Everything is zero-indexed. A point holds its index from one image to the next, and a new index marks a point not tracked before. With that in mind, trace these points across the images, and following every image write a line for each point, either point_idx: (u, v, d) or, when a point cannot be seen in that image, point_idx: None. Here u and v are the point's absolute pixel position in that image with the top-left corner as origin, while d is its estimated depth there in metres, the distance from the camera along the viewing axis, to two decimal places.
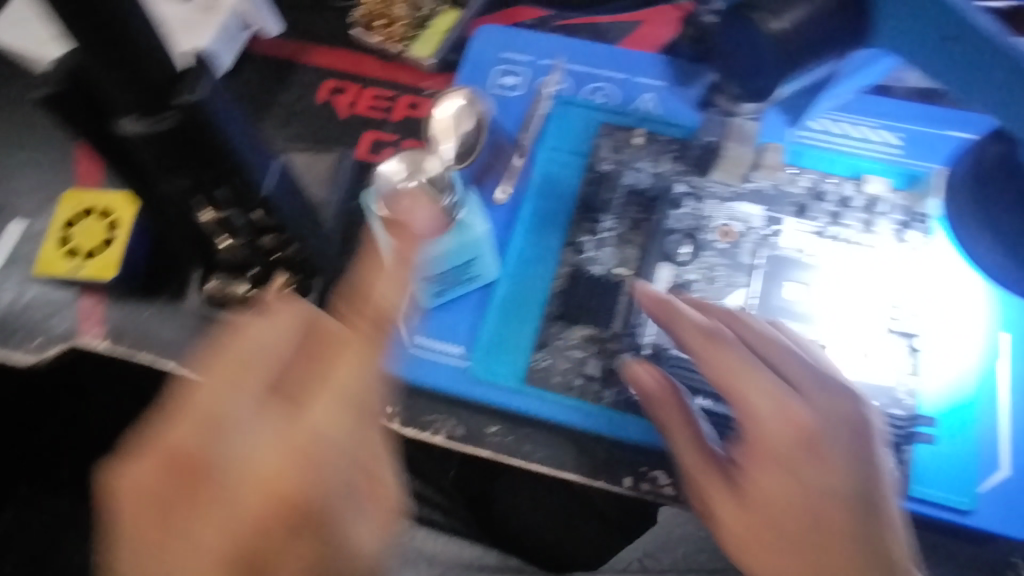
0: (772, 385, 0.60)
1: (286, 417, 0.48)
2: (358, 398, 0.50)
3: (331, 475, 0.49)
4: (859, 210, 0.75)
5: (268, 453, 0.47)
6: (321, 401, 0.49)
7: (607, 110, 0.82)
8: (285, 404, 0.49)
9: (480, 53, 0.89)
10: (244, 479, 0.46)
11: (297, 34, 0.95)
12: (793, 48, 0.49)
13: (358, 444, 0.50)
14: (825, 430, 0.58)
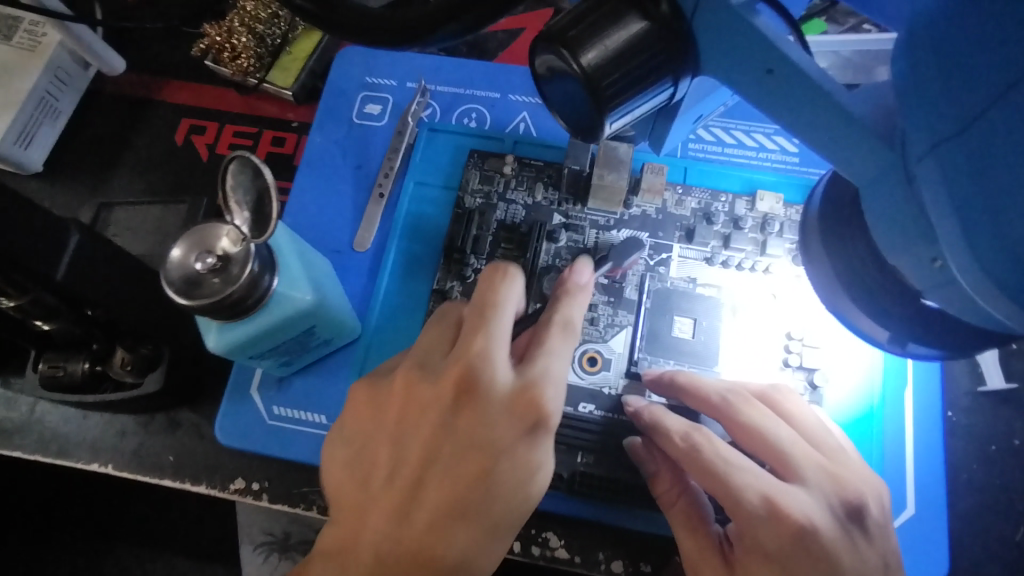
0: (759, 482, 0.50)
1: (447, 429, 0.46)
2: (530, 402, 0.46)
3: (476, 471, 0.45)
4: (747, 237, 0.68)
5: (415, 388, 0.48)
6: (463, 421, 0.46)
7: (477, 135, 0.75)
8: (432, 419, 0.46)
9: (339, 79, 0.80)
10: (414, 499, 0.45)
11: (148, 66, 0.87)
12: (603, 87, 0.42)
13: (517, 442, 0.46)
14: (818, 527, 0.49)
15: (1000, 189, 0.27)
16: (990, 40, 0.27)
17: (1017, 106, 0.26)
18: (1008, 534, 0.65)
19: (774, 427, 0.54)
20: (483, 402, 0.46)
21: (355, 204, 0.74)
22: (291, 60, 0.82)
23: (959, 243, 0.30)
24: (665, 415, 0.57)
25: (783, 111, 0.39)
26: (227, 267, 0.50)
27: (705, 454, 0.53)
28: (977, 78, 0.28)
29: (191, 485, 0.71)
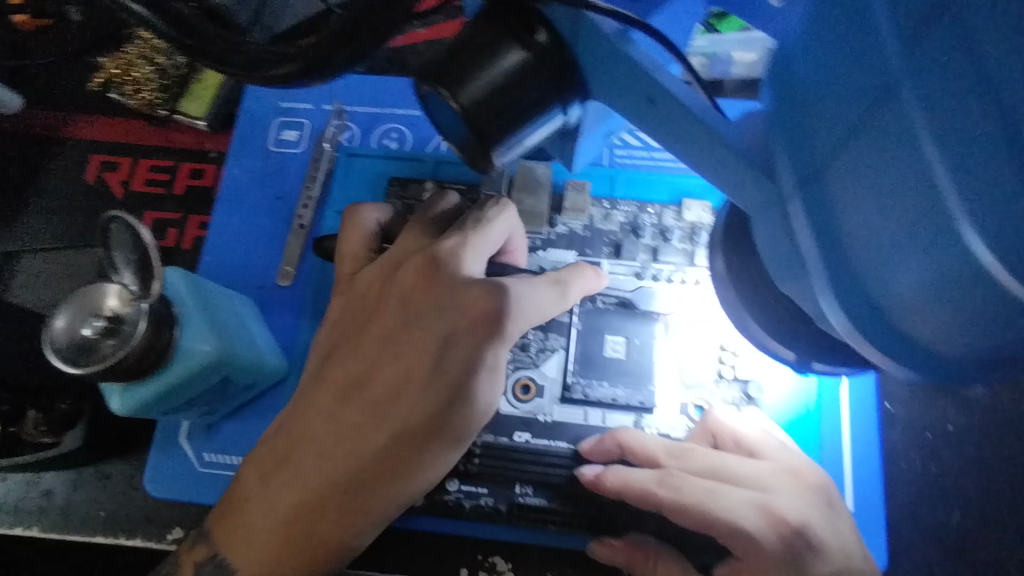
0: (744, 500, 0.52)
1: (416, 316, 0.49)
2: (487, 300, 0.47)
3: (426, 365, 0.47)
4: (674, 247, 0.67)
5: (391, 302, 0.50)
6: (420, 308, 0.49)
7: (396, 159, 0.73)
8: (402, 306, 0.50)
9: (253, 106, 0.77)
10: (366, 377, 0.48)
11: (50, 102, 0.82)
12: (485, 123, 0.40)
13: (460, 338, 0.47)
14: (810, 524, 0.52)
15: (854, 228, 0.27)
16: (834, 81, 0.27)
17: (860, 151, 0.25)
18: (945, 520, 0.67)
19: (729, 459, 0.55)
20: (435, 293, 0.49)
21: (274, 237, 0.71)
22: (203, 89, 0.79)
23: (824, 285, 0.29)
24: (630, 470, 0.55)
25: (672, 140, 0.39)
26: (120, 327, 0.47)
27: (685, 492, 0.52)
28: (830, 118, 0.27)
29: (125, 540, 0.67)
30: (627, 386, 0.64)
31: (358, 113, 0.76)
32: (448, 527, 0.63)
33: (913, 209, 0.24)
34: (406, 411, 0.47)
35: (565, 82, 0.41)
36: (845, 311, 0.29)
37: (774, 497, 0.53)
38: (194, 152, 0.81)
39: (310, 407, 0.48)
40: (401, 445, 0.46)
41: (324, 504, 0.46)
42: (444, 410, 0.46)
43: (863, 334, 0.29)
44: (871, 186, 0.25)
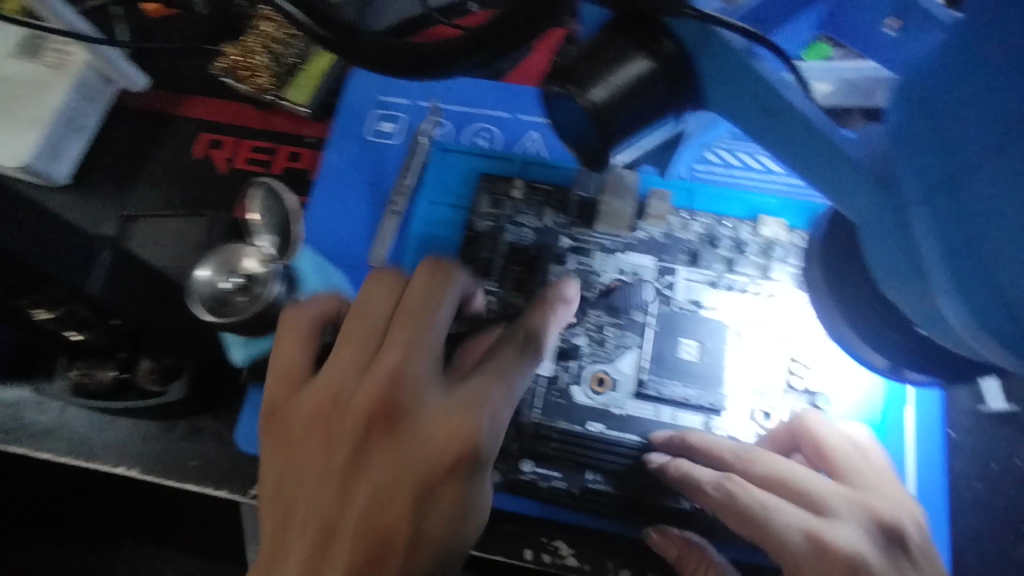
0: (799, 519, 0.52)
1: (422, 446, 0.46)
2: (453, 441, 0.45)
3: (426, 490, 0.45)
4: (749, 259, 0.69)
5: (353, 355, 0.50)
6: (454, 378, 0.49)
7: (486, 156, 0.77)
8: (430, 398, 0.47)
9: (353, 97, 0.82)
10: (397, 482, 0.45)
11: (168, 83, 0.89)
12: (609, 120, 0.44)
13: (420, 431, 0.46)
14: (867, 553, 0.50)
15: (985, 237, 0.29)
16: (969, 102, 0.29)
17: (986, 168, 0.29)
18: (1003, 549, 0.68)
19: (796, 467, 0.56)
20: (428, 399, 0.47)
21: (369, 221, 0.76)
22: (306, 78, 0.85)
23: (949, 290, 0.32)
24: (693, 466, 0.58)
25: (785, 150, 0.41)
26: (251, 284, 0.52)
27: (739, 500, 0.54)
28: (959, 138, 0.30)
29: (211, 491, 0.72)
30: (696, 386, 0.67)
31: (452, 112, 0.81)
32: (515, 506, 0.66)
33: None
34: (431, 481, 0.45)
35: (684, 90, 0.44)
36: (968, 314, 0.31)
37: (831, 525, 0.52)
38: (294, 137, 0.87)
39: (325, 489, 0.46)
40: (417, 522, 0.45)
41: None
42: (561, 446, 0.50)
43: (988, 335, 0.31)
44: (1007, 198, 0.28)
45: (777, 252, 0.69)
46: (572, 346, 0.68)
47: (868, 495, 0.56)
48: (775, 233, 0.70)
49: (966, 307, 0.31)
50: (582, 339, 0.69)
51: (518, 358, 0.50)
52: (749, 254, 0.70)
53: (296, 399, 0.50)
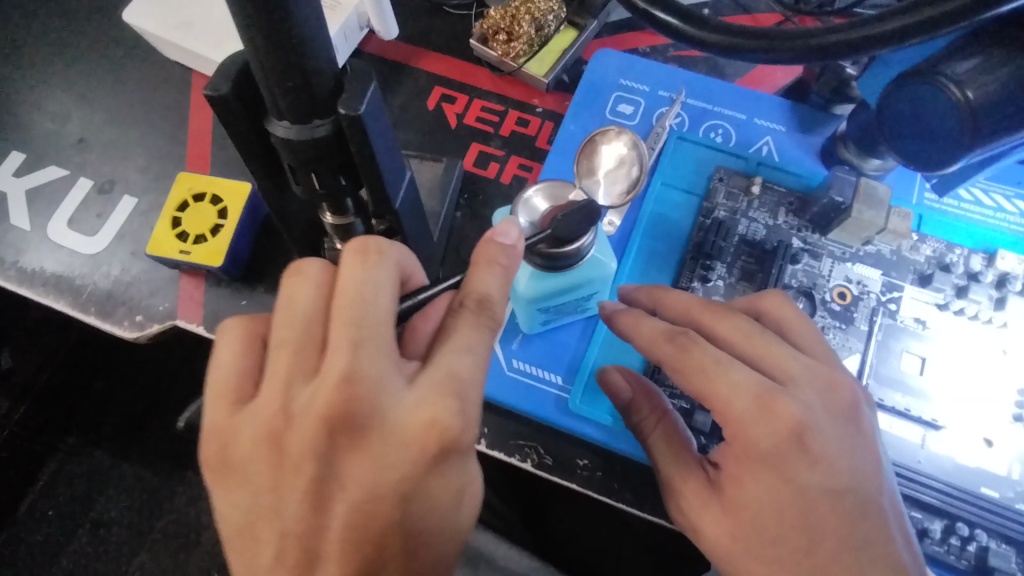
0: (752, 381, 0.53)
1: (404, 398, 0.43)
2: (441, 417, 0.43)
3: (443, 450, 0.43)
4: (983, 288, 0.71)
5: (734, 393, 0.53)
6: (694, 362, 0.55)
7: (723, 151, 0.80)
8: (371, 355, 0.43)
9: (596, 77, 0.87)
10: (365, 488, 0.42)
11: (412, 38, 0.96)
12: (980, 119, 0.47)
13: (428, 386, 0.44)
14: (813, 430, 0.52)
15: None
16: None
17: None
18: None
19: (755, 346, 0.57)
20: (381, 370, 0.43)
21: None
22: (548, 52, 0.90)
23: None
24: (781, 353, 0.56)
25: None
26: None
27: (692, 354, 0.55)
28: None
29: None
30: (919, 400, 0.68)
31: (689, 103, 0.85)
32: None
33: None
34: (781, 462, 0.52)
35: None
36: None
37: (789, 394, 0.53)
38: (523, 104, 0.92)
39: (321, 420, 0.42)
40: (742, 500, 0.54)
41: (356, 538, 0.42)
42: (694, 358, 0.55)
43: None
44: None
45: (1015, 286, 0.71)
46: None
47: (843, 398, 0.55)
48: (1013, 266, 0.71)
49: None
50: None
51: (749, 375, 0.54)
52: (984, 283, 0.71)
53: (219, 380, 0.47)
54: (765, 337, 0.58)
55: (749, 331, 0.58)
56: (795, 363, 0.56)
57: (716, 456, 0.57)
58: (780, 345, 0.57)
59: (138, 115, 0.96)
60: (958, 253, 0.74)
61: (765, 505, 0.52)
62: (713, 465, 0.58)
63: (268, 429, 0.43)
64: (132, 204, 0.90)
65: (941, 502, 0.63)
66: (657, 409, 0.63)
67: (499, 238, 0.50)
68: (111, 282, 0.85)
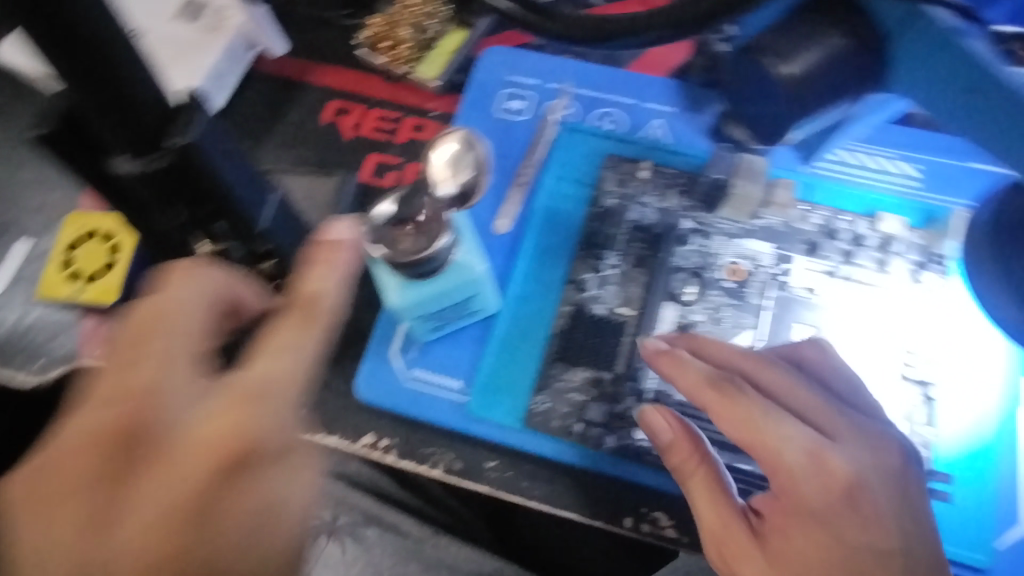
0: (804, 436, 0.56)
1: (168, 396, 0.45)
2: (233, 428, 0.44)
3: (242, 457, 0.43)
4: (865, 252, 0.72)
5: (785, 448, 0.56)
6: (727, 410, 0.57)
7: (612, 138, 0.80)
8: (156, 361, 0.45)
9: (484, 75, 0.86)
10: (166, 500, 0.42)
11: (304, 53, 0.94)
12: (804, 92, 0.48)
13: (231, 393, 0.45)
14: (866, 484, 0.56)
15: None
16: None
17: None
18: None
19: (779, 378, 0.60)
20: (181, 385, 0.45)
21: (494, 189, 0.79)
22: (438, 53, 0.90)
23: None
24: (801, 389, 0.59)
25: (978, 122, 0.46)
26: (431, 229, 0.57)
27: (738, 398, 0.57)
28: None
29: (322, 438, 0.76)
30: None
31: (576, 91, 0.84)
32: (627, 473, 0.69)
33: None
34: (830, 517, 0.56)
35: (870, 69, 0.48)
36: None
37: (839, 449, 0.57)
38: (420, 110, 0.91)
39: (101, 435, 0.43)
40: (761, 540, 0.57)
41: (154, 557, 0.41)
42: (741, 410, 0.57)
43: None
44: None
45: (896, 247, 0.72)
46: (691, 322, 0.70)
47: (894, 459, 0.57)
48: (894, 228, 0.73)
49: None
50: (699, 315, 0.71)
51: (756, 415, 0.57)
52: (868, 247, 0.72)
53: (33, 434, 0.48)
54: (774, 369, 0.61)
55: (762, 364, 0.61)
56: (813, 400, 0.59)
57: (761, 506, 0.58)
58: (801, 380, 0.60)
59: (28, 156, 0.93)
60: (843, 220, 0.74)
61: (803, 550, 0.56)
62: (755, 513, 0.59)
63: (45, 463, 0.43)
64: (27, 247, 0.88)
65: None
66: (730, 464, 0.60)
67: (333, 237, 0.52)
68: (9, 328, 0.83)
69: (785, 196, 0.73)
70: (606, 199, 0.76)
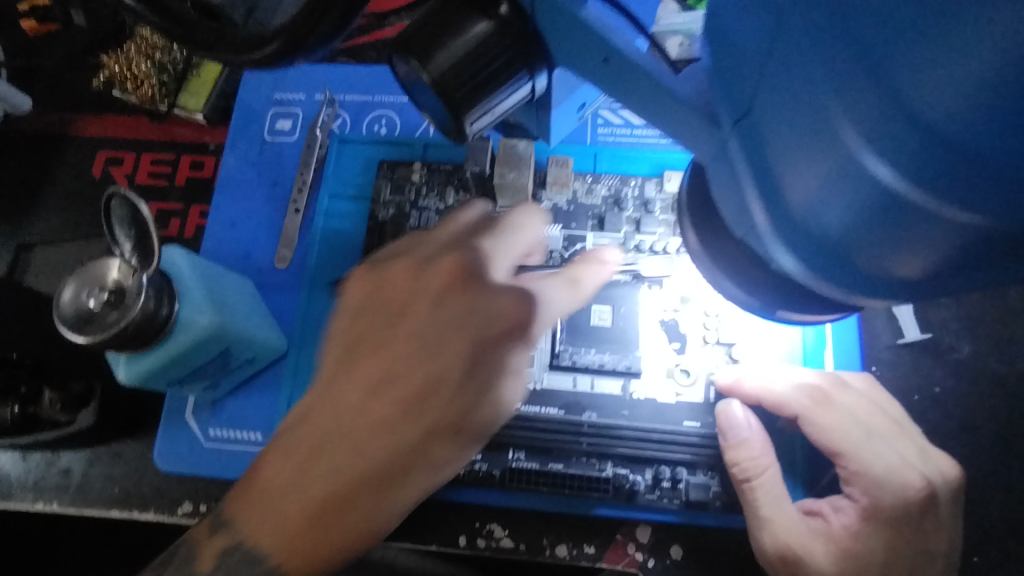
0: (888, 466, 0.58)
1: (435, 316, 0.46)
2: (515, 305, 0.45)
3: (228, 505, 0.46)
4: (655, 216, 0.69)
5: (879, 480, 0.58)
6: (866, 455, 0.58)
7: (386, 143, 0.74)
8: (422, 301, 0.47)
9: (247, 97, 0.79)
10: (348, 488, 0.43)
11: (56, 101, 0.84)
12: (453, 93, 0.42)
13: (453, 297, 0.46)
14: (937, 492, 0.59)
15: (783, 169, 0.27)
16: (745, 28, 0.28)
17: (770, 86, 0.27)
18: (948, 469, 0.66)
19: (857, 409, 0.60)
20: (328, 415, 0.45)
21: (272, 223, 0.74)
22: (200, 83, 0.82)
23: (774, 241, 0.30)
24: (812, 416, 0.59)
25: (631, 99, 0.39)
26: (121, 299, 0.50)
27: (842, 445, 0.58)
28: (747, 61, 0.28)
29: (139, 514, 0.70)
30: (612, 352, 0.65)
31: (344, 98, 0.79)
32: (444, 493, 0.64)
33: (831, 149, 0.24)
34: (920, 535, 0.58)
35: (528, 50, 0.43)
36: (795, 255, 0.29)
37: (924, 471, 0.59)
38: (197, 145, 0.83)
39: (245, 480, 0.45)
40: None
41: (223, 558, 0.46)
42: (853, 452, 0.58)
43: (815, 276, 0.29)
44: (791, 128, 0.26)
45: None
46: None
47: (948, 470, 0.61)
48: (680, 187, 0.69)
49: (795, 255, 0.29)
50: None
51: (876, 461, 0.58)
52: (656, 211, 0.69)
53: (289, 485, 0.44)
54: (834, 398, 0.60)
55: (829, 390, 0.60)
56: (899, 428, 0.61)
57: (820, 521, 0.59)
58: (796, 402, 0.59)
59: None
60: (629, 187, 0.70)
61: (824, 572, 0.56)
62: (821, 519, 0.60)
63: (287, 507, 0.43)
64: None
65: (651, 450, 0.62)
66: (767, 455, 0.59)
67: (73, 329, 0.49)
68: None
69: (565, 174, 0.69)
70: (384, 212, 0.71)
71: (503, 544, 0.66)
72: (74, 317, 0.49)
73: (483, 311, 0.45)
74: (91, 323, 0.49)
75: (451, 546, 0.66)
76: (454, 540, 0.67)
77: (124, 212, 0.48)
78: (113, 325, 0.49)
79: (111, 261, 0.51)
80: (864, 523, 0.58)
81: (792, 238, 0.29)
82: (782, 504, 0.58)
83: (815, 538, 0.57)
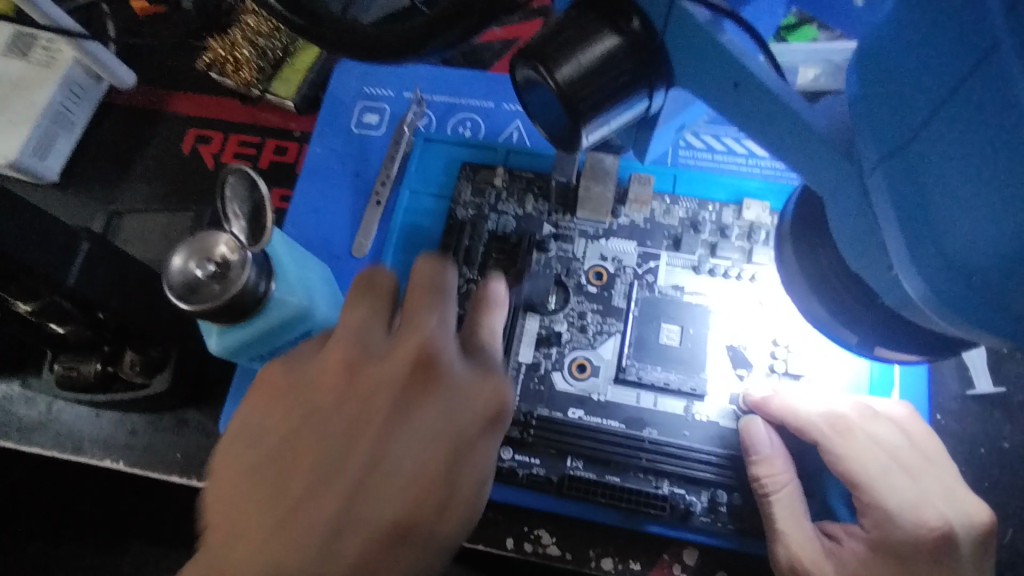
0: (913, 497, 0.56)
1: (397, 411, 0.44)
2: (482, 396, 0.46)
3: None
4: (732, 242, 0.69)
5: (897, 511, 0.56)
6: (892, 481, 0.56)
7: (470, 146, 0.76)
8: (374, 403, 0.45)
9: (338, 89, 0.83)
10: None
11: (159, 80, 0.89)
12: (577, 101, 0.44)
13: (416, 399, 0.45)
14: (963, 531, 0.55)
15: (940, 202, 0.29)
16: (918, 65, 0.29)
17: (949, 126, 0.28)
18: (1013, 527, 0.65)
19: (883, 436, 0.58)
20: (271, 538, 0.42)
21: (352, 212, 0.77)
22: (293, 71, 0.85)
23: (911, 267, 0.32)
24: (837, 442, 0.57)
25: (760, 125, 0.41)
26: (226, 272, 0.52)
27: (860, 471, 0.56)
28: (923, 97, 0.29)
29: (197, 481, 0.72)
30: (678, 371, 0.65)
31: (431, 101, 0.81)
32: (495, 494, 0.65)
33: (1004, 187, 0.26)
34: None
35: (650, 73, 0.44)
36: (932, 288, 0.31)
37: (951, 509, 0.56)
38: (285, 131, 0.87)
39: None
40: None
41: None
42: (876, 479, 0.56)
43: (949, 308, 0.31)
44: (960, 166, 0.27)
45: (760, 235, 0.69)
46: (553, 333, 0.67)
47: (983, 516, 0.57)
48: (758, 215, 0.70)
49: (929, 284, 0.31)
50: (563, 325, 0.68)
51: (906, 490, 0.56)
52: (732, 237, 0.69)
53: None
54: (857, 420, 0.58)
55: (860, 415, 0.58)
56: (935, 464, 0.58)
57: (835, 543, 0.57)
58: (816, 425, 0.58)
59: None
60: (707, 211, 0.71)
61: None
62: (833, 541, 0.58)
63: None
64: None
65: (711, 472, 0.62)
66: (785, 473, 0.58)
67: (180, 292, 0.52)
68: None
69: (645, 191, 0.70)
70: (464, 210, 0.72)
71: (550, 552, 0.65)
72: (183, 283, 0.52)
73: (417, 418, 0.44)
74: (197, 290, 0.52)
75: (498, 547, 0.66)
76: (501, 542, 0.66)
77: (243, 187, 0.51)
78: (218, 295, 0.51)
79: (221, 234, 0.54)
80: (871, 550, 0.56)
81: (932, 268, 0.30)
82: (795, 522, 0.57)
83: (826, 559, 0.56)
